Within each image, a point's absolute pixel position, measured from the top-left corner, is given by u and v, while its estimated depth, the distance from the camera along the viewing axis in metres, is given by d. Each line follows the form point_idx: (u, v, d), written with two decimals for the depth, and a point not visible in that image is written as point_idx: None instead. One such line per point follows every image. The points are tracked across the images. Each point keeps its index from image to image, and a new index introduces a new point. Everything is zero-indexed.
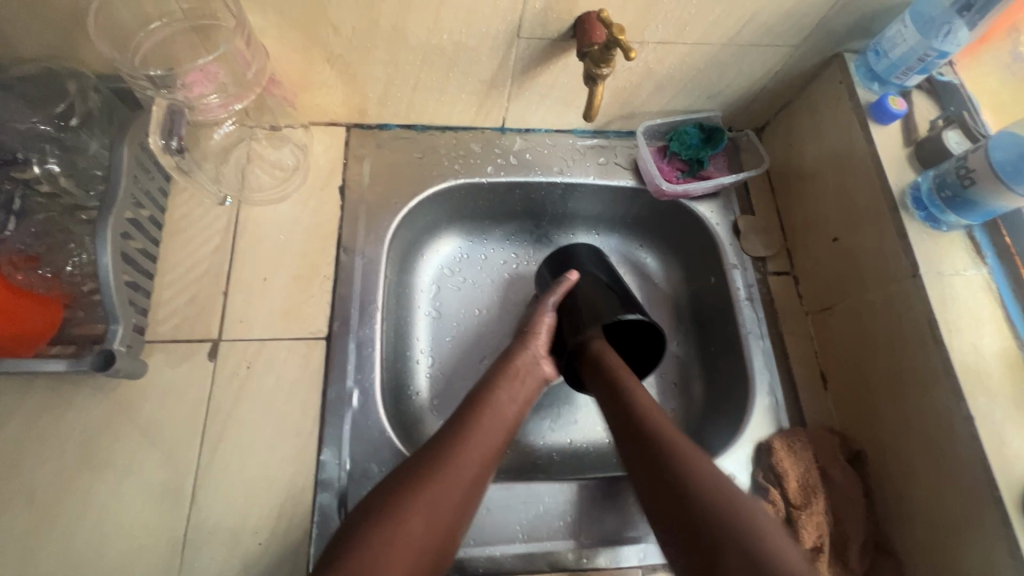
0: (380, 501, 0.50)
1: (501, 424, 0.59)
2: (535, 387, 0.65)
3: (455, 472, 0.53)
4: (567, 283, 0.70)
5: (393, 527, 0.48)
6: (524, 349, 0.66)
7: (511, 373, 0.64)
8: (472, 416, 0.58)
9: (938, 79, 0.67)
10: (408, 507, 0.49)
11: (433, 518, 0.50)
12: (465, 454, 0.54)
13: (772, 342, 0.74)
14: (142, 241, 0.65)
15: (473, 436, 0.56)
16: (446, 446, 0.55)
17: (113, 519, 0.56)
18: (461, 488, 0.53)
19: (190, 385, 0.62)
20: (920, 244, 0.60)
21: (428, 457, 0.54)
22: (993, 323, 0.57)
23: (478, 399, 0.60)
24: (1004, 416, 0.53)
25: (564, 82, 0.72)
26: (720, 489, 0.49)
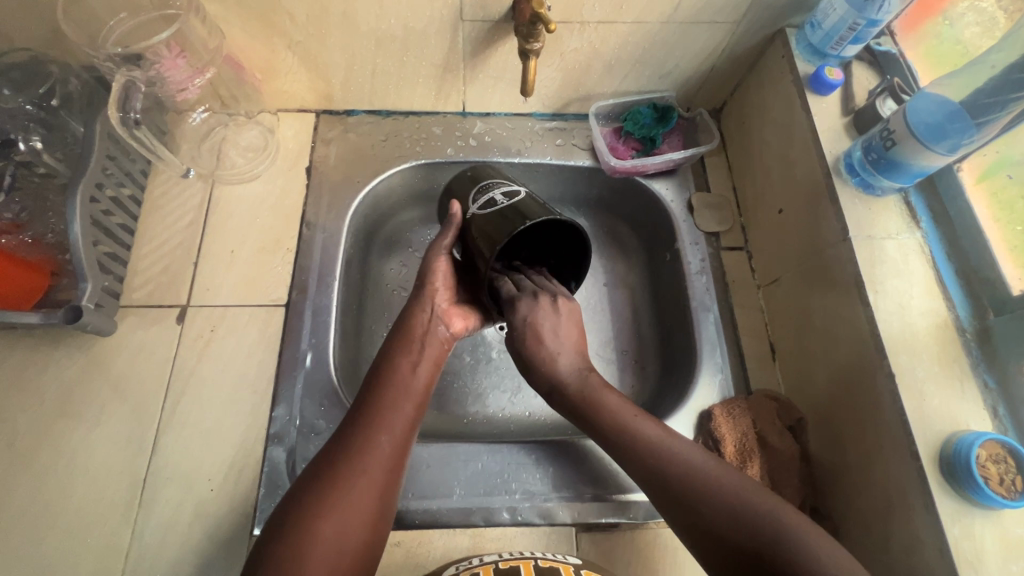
0: (301, 498, 0.47)
1: (409, 398, 0.56)
2: (444, 351, 0.63)
3: (364, 460, 0.50)
4: (456, 219, 0.65)
5: (301, 538, 0.44)
6: (420, 311, 0.63)
7: (409, 339, 0.61)
8: (374, 400, 0.55)
9: (877, 48, 0.69)
10: (325, 504, 0.46)
11: (346, 519, 0.47)
12: (374, 440, 0.52)
13: (720, 314, 0.74)
14: (122, 217, 0.70)
15: (385, 419, 0.54)
16: (350, 439, 0.51)
17: (81, 463, 0.61)
18: (375, 475, 0.50)
19: (159, 345, 0.67)
20: (851, 209, 0.61)
21: (335, 449, 0.51)
22: (923, 285, 0.58)
23: (381, 377, 0.57)
24: (927, 375, 0.53)
25: (514, 64, 0.75)
26: (740, 496, 0.45)
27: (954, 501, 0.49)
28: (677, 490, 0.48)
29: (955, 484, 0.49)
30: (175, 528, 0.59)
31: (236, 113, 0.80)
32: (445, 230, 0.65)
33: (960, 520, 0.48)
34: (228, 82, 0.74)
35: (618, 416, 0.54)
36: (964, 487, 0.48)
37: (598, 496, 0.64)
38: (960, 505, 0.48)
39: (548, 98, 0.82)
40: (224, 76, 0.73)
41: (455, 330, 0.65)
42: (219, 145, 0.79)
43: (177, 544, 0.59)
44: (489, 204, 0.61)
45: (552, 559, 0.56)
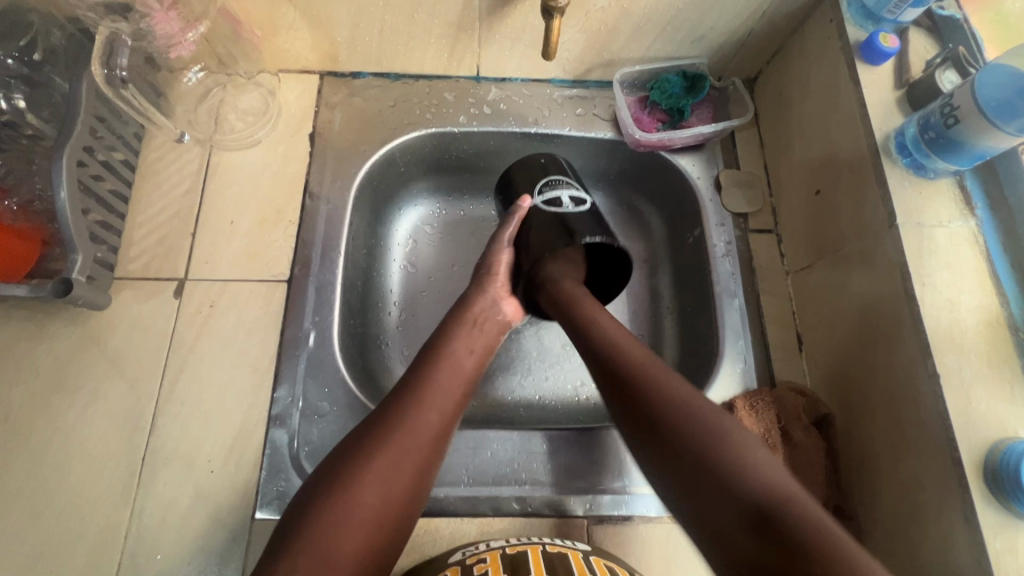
0: (340, 461, 0.47)
1: (458, 378, 0.56)
2: (496, 337, 0.62)
3: (409, 434, 0.49)
4: (518, 213, 0.66)
5: (342, 502, 0.44)
6: (479, 296, 0.64)
7: (468, 323, 0.61)
8: (424, 374, 0.55)
9: (939, 13, 0.63)
10: (364, 470, 0.46)
11: (387, 486, 0.46)
12: (420, 416, 0.51)
13: (746, 300, 0.70)
14: (115, 183, 0.66)
15: (430, 398, 0.52)
16: (396, 409, 0.51)
17: (79, 439, 0.59)
18: (415, 452, 0.49)
19: (156, 320, 0.64)
20: (900, 193, 0.56)
21: (382, 417, 0.50)
22: (974, 278, 0.53)
23: (433, 356, 0.57)
24: (975, 377, 0.49)
25: (534, 24, 0.69)
26: (703, 419, 0.47)
27: (997, 512, 0.46)
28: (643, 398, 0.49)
29: (1000, 493, 0.45)
30: (174, 509, 0.58)
31: (235, 73, 0.75)
32: (508, 220, 0.66)
33: (1003, 532, 0.45)
34: (225, 38, 0.69)
35: (611, 338, 0.55)
36: (1010, 499, 0.45)
37: (610, 488, 0.62)
38: (1003, 516, 0.45)
39: (570, 63, 0.76)
40: (220, 32, 0.68)
41: (507, 317, 0.65)
42: (217, 108, 0.74)
43: (177, 525, 0.57)
44: (552, 204, 0.65)
45: (563, 545, 0.53)
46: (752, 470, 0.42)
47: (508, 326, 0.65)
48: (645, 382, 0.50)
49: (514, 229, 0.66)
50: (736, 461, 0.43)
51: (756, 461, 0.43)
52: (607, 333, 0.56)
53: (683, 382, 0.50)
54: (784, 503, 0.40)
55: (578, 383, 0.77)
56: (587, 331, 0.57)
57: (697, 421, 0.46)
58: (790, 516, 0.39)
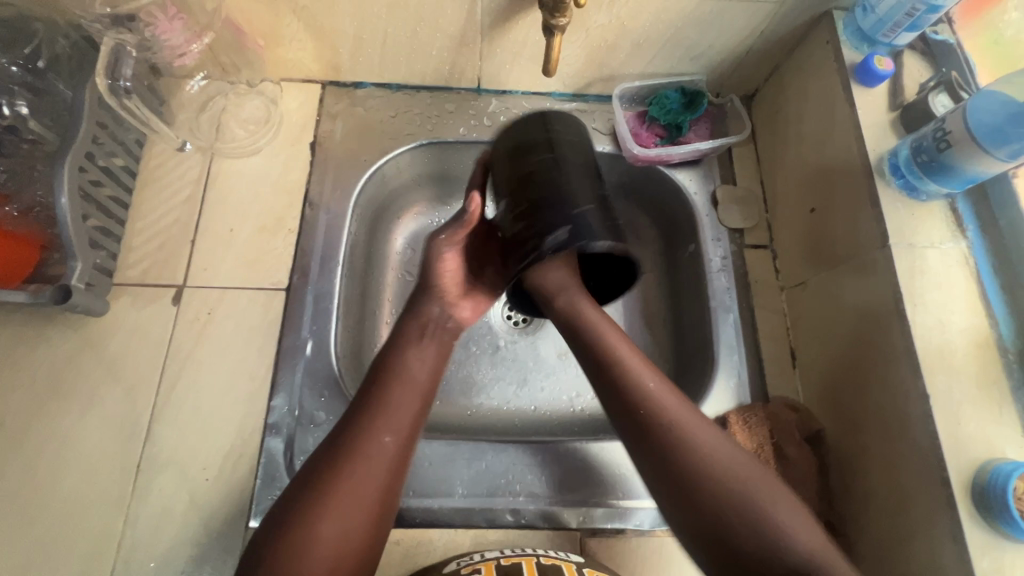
0: (292, 505, 0.46)
1: (414, 393, 0.54)
2: (451, 343, 0.61)
3: (364, 463, 0.48)
4: (470, 219, 0.60)
5: (302, 543, 0.44)
6: (429, 305, 0.61)
7: (419, 336, 0.59)
8: (378, 397, 0.52)
9: (933, 37, 0.63)
10: (320, 509, 0.45)
11: (347, 522, 0.46)
12: (375, 442, 0.49)
13: (740, 316, 0.71)
14: (114, 189, 0.66)
15: (386, 420, 0.51)
16: (349, 439, 0.49)
17: (74, 445, 0.59)
18: (372, 482, 0.48)
19: (154, 327, 0.65)
20: (893, 214, 0.57)
21: (329, 458, 0.48)
22: (965, 300, 0.54)
23: (385, 373, 0.54)
24: (964, 398, 0.50)
25: (535, 39, 0.70)
26: (711, 453, 0.48)
27: (984, 532, 0.46)
28: (652, 432, 0.49)
29: (987, 514, 0.46)
30: (169, 517, 0.58)
31: (237, 81, 0.75)
32: (456, 225, 0.61)
33: (991, 553, 0.46)
34: (228, 47, 0.69)
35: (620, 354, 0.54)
36: (998, 520, 0.45)
37: (604, 501, 0.62)
38: (990, 536, 0.46)
39: (570, 77, 0.76)
40: (224, 41, 0.69)
41: (465, 320, 0.63)
42: (219, 116, 0.74)
43: (171, 534, 0.57)
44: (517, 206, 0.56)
45: (557, 557, 0.53)
46: (757, 519, 0.44)
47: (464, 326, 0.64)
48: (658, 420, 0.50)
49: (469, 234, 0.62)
50: (745, 487, 0.46)
51: (772, 516, 0.44)
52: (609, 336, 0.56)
53: (680, 403, 0.51)
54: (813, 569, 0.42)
55: (573, 394, 0.77)
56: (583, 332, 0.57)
57: (705, 470, 0.47)
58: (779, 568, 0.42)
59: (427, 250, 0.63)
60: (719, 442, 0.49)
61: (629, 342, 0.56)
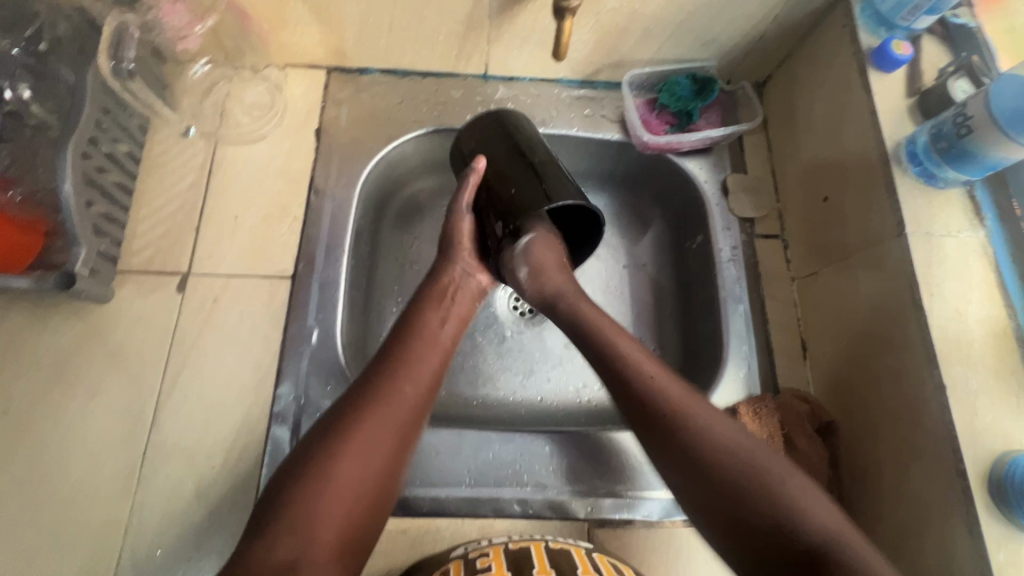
0: (315, 439, 0.46)
1: (435, 351, 0.55)
2: (470, 307, 0.61)
3: (387, 410, 0.49)
4: (473, 177, 0.60)
5: (319, 480, 0.44)
6: (451, 266, 0.62)
7: (438, 295, 0.60)
8: (400, 350, 0.54)
9: (952, 21, 0.62)
10: (341, 449, 0.45)
11: (364, 466, 0.46)
12: (397, 391, 0.50)
13: (751, 306, 0.70)
14: (118, 176, 0.65)
15: (407, 373, 0.52)
16: (372, 385, 0.50)
17: (79, 432, 0.59)
18: (392, 430, 0.48)
19: (159, 314, 0.64)
20: (910, 202, 0.56)
21: (354, 401, 0.49)
22: (983, 290, 0.53)
23: (410, 328, 0.56)
24: (981, 389, 0.49)
25: (544, 23, 0.68)
26: (750, 457, 0.46)
27: (1001, 525, 0.45)
28: (675, 429, 0.49)
29: (1004, 506, 0.45)
30: (175, 505, 0.58)
31: (241, 67, 0.74)
32: (462, 186, 0.61)
33: (1007, 545, 0.45)
34: (232, 32, 0.68)
35: (642, 368, 0.53)
36: (1015, 513, 0.45)
37: (611, 492, 0.62)
38: (1007, 529, 0.45)
39: (579, 63, 0.75)
40: (229, 25, 0.67)
41: (483, 285, 0.64)
42: (222, 102, 0.73)
43: (176, 522, 0.57)
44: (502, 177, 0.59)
45: (565, 543, 0.53)
46: (805, 524, 0.42)
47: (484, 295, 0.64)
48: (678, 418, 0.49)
49: (467, 199, 0.61)
50: (775, 490, 0.44)
51: (802, 508, 0.43)
52: (632, 353, 0.54)
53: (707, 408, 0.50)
54: (837, 544, 0.41)
55: (580, 385, 0.76)
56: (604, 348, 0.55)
57: (721, 459, 0.46)
58: (845, 557, 0.40)
59: (448, 219, 0.63)
60: (720, 428, 0.48)
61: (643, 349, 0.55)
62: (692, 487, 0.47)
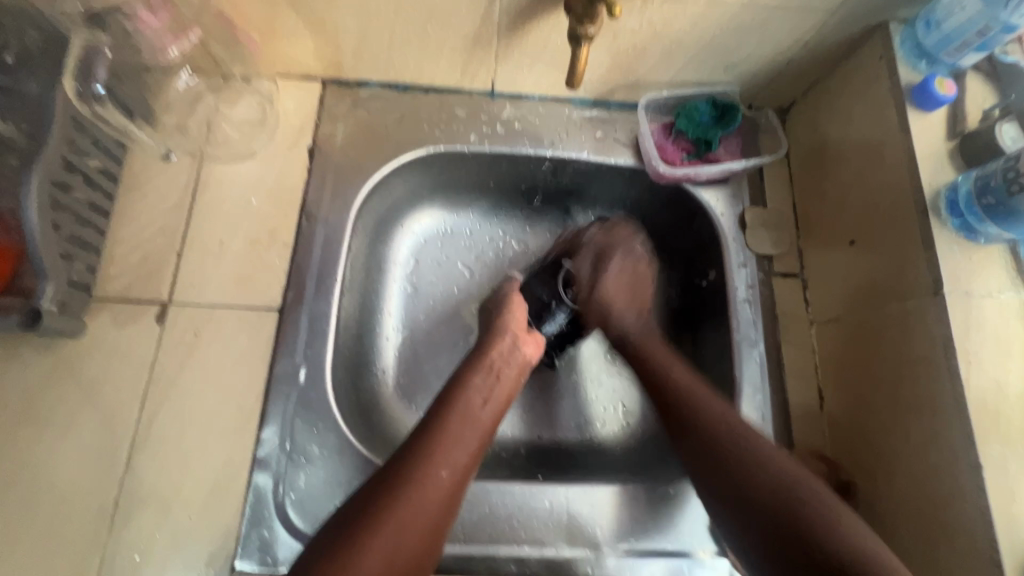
0: (349, 518, 0.46)
1: (472, 431, 0.53)
2: (515, 384, 0.60)
3: (419, 499, 0.47)
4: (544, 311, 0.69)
5: (342, 572, 0.43)
6: (496, 339, 0.61)
7: (481, 370, 0.58)
8: (436, 427, 0.52)
9: (1001, 58, 0.57)
10: (367, 539, 0.44)
11: (389, 558, 0.45)
12: (430, 476, 0.49)
13: (766, 350, 0.66)
14: (90, 194, 0.60)
15: (446, 451, 0.51)
16: (406, 465, 0.49)
17: (45, 476, 0.55)
18: (423, 519, 0.47)
19: (137, 347, 0.60)
20: (948, 258, 0.51)
21: (385, 481, 0.48)
22: (1023, 359, 0.49)
23: (456, 401, 0.55)
24: (1020, 471, 0.46)
25: (557, 41, 0.63)
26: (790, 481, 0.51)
27: None
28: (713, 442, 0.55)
29: None
30: (148, 558, 0.54)
31: (230, 76, 0.69)
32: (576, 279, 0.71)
33: None
34: (219, 41, 0.63)
35: (698, 393, 0.58)
36: None
37: (613, 550, 0.58)
38: None
39: (593, 83, 0.70)
40: (216, 35, 0.62)
41: (527, 357, 0.62)
42: (209, 116, 0.69)
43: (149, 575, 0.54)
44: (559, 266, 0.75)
45: None
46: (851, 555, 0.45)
47: (527, 367, 0.62)
48: (726, 436, 0.55)
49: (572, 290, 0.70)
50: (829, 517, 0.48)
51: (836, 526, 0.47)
52: (681, 376, 0.61)
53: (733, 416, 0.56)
54: None
55: (582, 422, 0.73)
56: (658, 371, 0.62)
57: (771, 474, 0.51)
58: None
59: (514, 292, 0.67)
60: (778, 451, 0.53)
61: (679, 361, 0.63)
62: (752, 480, 0.52)
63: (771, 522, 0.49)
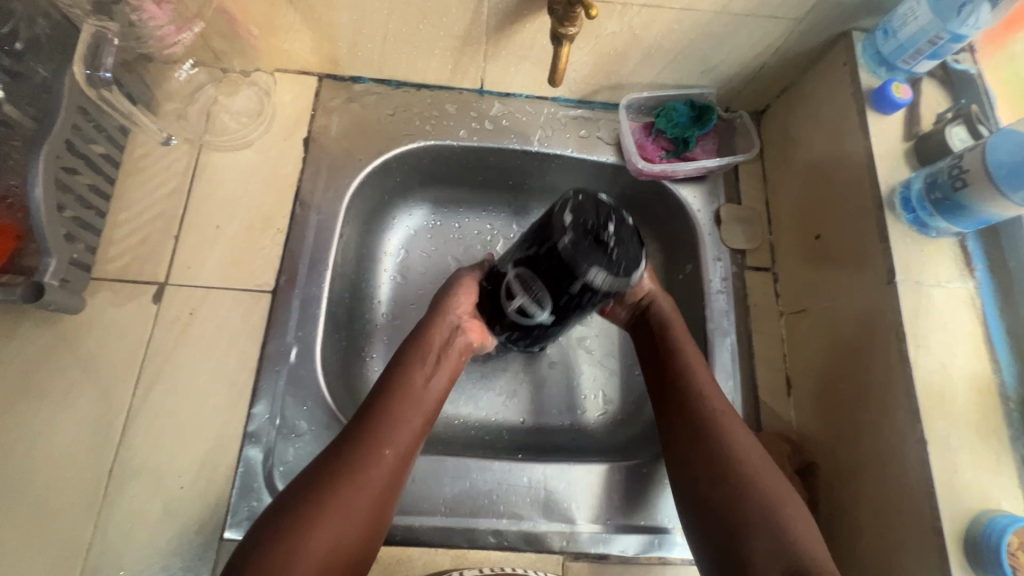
0: (293, 502, 0.46)
1: (416, 413, 0.54)
2: (459, 365, 0.61)
3: (364, 479, 0.49)
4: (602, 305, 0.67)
5: (289, 551, 0.44)
6: (442, 321, 0.61)
7: (425, 352, 0.59)
8: (379, 410, 0.53)
9: (954, 66, 0.61)
10: (314, 520, 0.45)
11: (336, 538, 0.46)
12: (374, 458, 0.50)
13: (738, 339, 0.69)
14: (93, 178, 0.63)
15: (389, 431, 0.52)
16: (349, 448, 0.50)
17: (43, 447, 0.57)
18: (368, 497, 0.48)
19: (133, 325, 0.62)
20: (902, 250, 0.55)
21: (327, 465, 0.49)
22: (969, 343, 0.52)
23: (393, 387, 0.55)
24: (962, 446, 0.49)
25: (543, 42, 0.67)
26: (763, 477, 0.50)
27: None
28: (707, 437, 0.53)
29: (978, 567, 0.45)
30: (140, 526, 0.56)
31: (229, 69, 0.72)
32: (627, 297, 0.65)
33: None
34: (220, 35, 0.66)
35: (697, 378, 0.57)
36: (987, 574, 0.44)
37: (589, 525, 0.61)
38: None
39: (577, 84, 0.74)
40: (217, 30, 0.65)
41: (471, 340, 0.62)
42: (208, 107, 0.71)
43: (142, 541, 0.56)
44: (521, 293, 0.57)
45: None
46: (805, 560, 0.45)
47: (471, 349, 0.63)
48: (715, 428, 0.54)
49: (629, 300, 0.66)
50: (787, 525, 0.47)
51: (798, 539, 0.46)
52: (689, 358, 0.59)
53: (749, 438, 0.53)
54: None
55: (563, 407, 0.75)
56: (669, 343, 0.60)
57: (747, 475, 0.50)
58: None
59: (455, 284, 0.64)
60: (756, 455, 0.52)
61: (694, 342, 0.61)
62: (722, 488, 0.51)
63: (732, 507, 0.49)
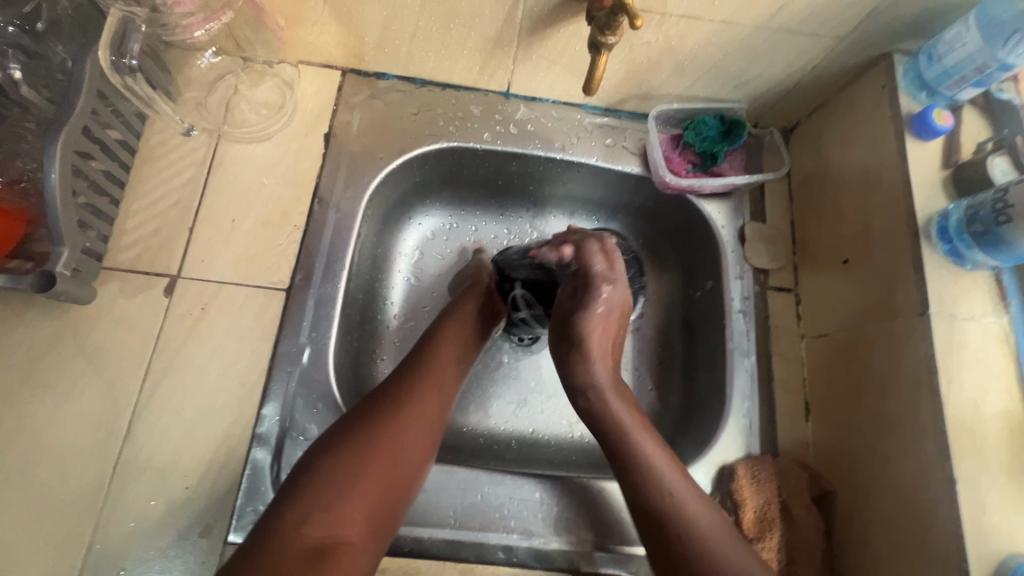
0: (352, 428, 0.50)
1: (459, 358, 0.60)
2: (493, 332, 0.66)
3: (419, 408, 0.53)
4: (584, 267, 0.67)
5: (353, 464, 0.48)
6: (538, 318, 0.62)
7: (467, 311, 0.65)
8: (428, 353, 0.59)
9: (998, 95, 0.60)
10: (373, 442, 0.49)
11: (395, 459, 0.50)
12: (426, 390, 0.55)
13: (758, 361, 0.68)
14: (108, 164, 0.61)
15: (439, 370, 0.57)
16: (404, 382, 0.55)
17: (47, 439, 0.56)
18: (422, 427, 0.53)
19: (143, 318, 0.61)
20: (936, 281, 0.54)
21: (386, 396, 0.53)
22: (1002, 380, 0.51)
23: (427, 347, 0.59)
24: (991, 486, 0.48)
25: (575, 48, 0.65)
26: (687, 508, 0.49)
27: None
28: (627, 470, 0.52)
29: None
30: (143, 525, 0.55)
31: (250, 59, 0.70)
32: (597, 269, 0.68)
33: None
34: (245, 24, 0.64)
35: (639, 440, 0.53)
36: None
37: (600, 544, 0.60)
38: None
39: (606, 91, 0.72)
40: (242, 20, 0.63)
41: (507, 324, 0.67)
42: (229, 97, 0.70)
43: (143, 541, 0.54)
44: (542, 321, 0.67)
45: None
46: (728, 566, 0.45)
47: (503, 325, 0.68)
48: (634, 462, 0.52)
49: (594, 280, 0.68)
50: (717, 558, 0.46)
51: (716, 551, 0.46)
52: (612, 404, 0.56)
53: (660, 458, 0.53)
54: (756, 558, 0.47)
55: (574, 419, 0.74)
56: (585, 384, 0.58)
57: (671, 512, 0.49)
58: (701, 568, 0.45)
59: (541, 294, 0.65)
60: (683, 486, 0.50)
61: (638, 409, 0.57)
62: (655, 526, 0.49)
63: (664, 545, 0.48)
